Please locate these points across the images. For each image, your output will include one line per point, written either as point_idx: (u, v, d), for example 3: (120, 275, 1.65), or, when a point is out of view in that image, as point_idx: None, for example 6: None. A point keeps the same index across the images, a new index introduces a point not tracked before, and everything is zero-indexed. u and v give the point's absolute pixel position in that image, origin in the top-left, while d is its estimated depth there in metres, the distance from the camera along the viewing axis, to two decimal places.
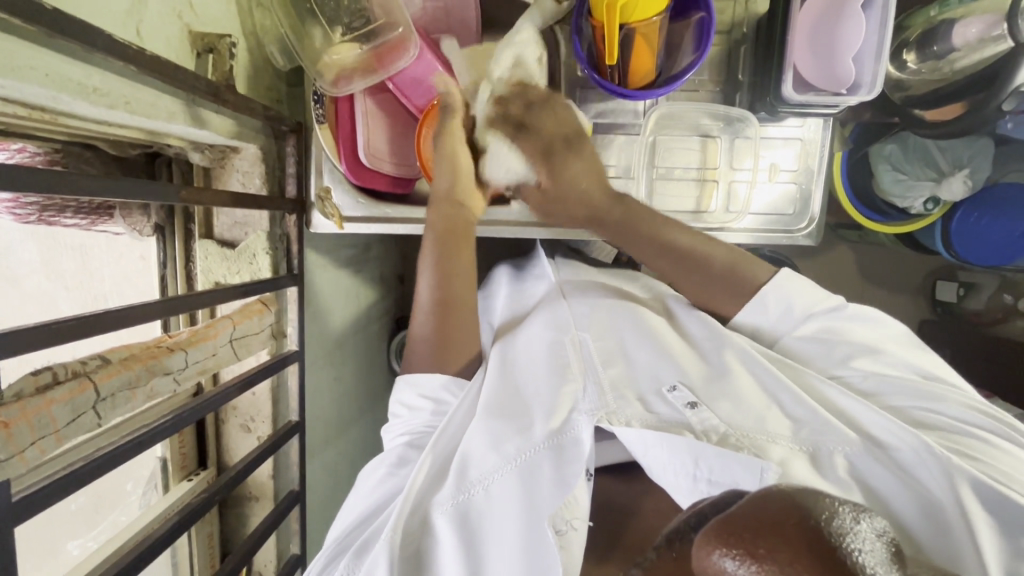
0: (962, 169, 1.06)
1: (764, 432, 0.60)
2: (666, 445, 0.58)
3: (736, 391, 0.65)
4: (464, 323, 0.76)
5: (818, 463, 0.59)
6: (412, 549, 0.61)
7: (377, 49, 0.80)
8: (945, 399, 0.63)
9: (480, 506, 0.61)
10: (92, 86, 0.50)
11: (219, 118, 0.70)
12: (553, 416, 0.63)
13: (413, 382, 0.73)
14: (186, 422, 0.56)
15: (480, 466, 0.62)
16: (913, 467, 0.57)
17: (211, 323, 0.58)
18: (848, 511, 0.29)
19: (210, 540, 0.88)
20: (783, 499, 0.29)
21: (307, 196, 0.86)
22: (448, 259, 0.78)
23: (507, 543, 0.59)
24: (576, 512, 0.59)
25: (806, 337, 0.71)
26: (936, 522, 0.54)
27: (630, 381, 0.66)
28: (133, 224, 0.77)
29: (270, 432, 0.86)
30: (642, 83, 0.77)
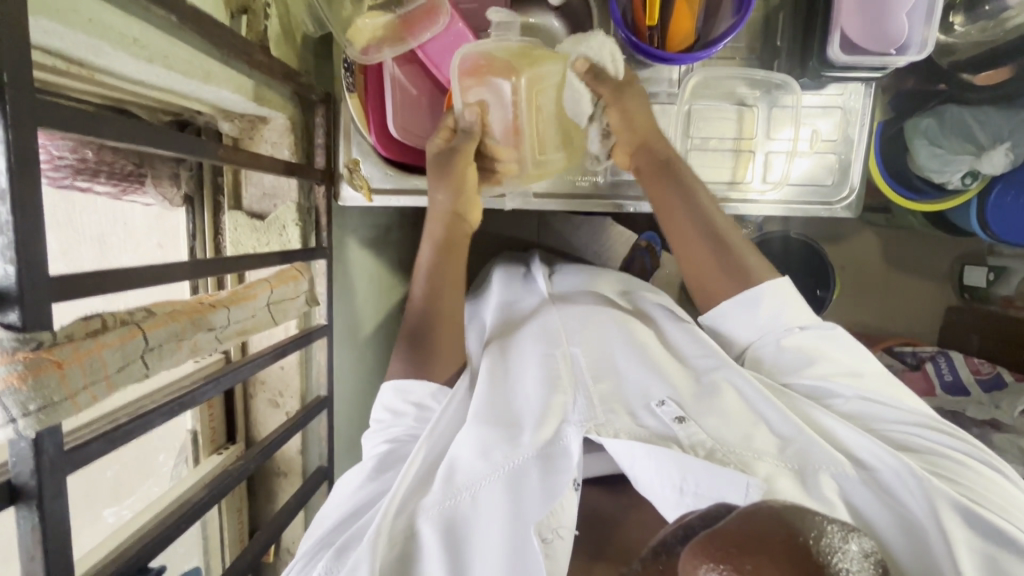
0: (1003, 142, 1.02)
1: (751, 450, 0.60)
2: (653, 456, 0.58)
3: (721, 407, 0.65)
4: (450, 332, 0.76)
5: (805, 481, 0.57)
6: (397, 553, 0.59)
7: (409, 15, 0.78)
8: (914, 426, 0.65)
9: (465, 513, 0.60)
10: (133, 38, 0.49)
11: (253, 83, 0.69)
12: (542, 425, 0.63)
13: (403, 389, 0.72)
14: (220, 387, 0.55)
15: (470, 471, 0.62)
16: (895, 489, 0.58)
17: (249, 284, 0.57)
18: (837, 531, 0.36)
19: (238, 515, 0.87)
20: (775, 521, 0.36)
21: (336, 168, 0.86)
22: (447, 259, 0.79)
23: (491, 553, 0.58)
24: (563, 520, 0.57)
25: (792, 350, 0.70)
26: (917, 546, 0.53)
27: (620, 396, 0.67)
28: (164, 194, 0.76)
29: (298, 407, 0.85)
30: (680, 48, 0.75)
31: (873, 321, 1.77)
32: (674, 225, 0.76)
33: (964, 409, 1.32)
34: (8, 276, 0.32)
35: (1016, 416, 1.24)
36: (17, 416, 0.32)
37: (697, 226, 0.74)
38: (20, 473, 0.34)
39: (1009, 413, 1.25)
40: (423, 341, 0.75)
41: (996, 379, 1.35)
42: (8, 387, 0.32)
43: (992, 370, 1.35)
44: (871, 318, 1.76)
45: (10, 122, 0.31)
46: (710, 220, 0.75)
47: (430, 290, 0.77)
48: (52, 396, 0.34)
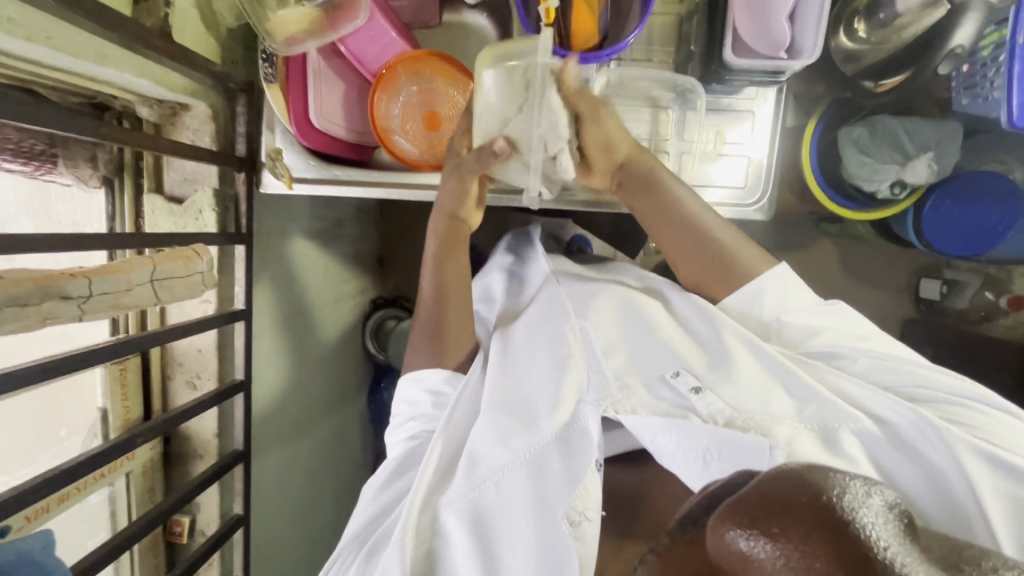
0: (927, 152, 1.05)
1: (769, 414, 0.60)
2: (671, 427, 0.59)
3: (738, 375, 0.64)
4: (460, 318, 0.81)
5: (827, 442, 0.58)
6: (426, 548, 0.65)
7: (328, 9, 0.81)
8: (933, 376, 0.64)
9: (489, 500, 0.65)
10: (8, 17, 0.51)
11: (161, 69, 0.71)
12: (556, 410, 0.65)
13: (418, 378, 0.80)
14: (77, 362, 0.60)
15: (491, 458, 0.66)
16: (918, 444, 0.57)
17: (128, 260, 0.58)
18: (860, 484, 0.25)
19: (151, 495, 0.88)
20: (792, 477, 0.25)
21: (259, 156, 0.88)
22: (450, 253, 0.82)
23: (522, 535, 0.62)
24: (588, 503, 0.59)
25: (797, 324, 0.70)
26: (942, 493, 0.55)
27: (634, 369, 0.67)
28: (80, 175, 0.77)
29: (214, 388, 0.87)
30: (585, 47, 0.77)
31: None
32: (659, 234, 0.76)
33: None
34: None
35: None
36: None
37: (695, 241, 0.74)
38: None
39: None
40: (432, 336, 0.81)
41: None
42: None
43: None
44: None
45: None
46: (701, 223, 0.74)
47: (437, 285, 0.82)
48: None
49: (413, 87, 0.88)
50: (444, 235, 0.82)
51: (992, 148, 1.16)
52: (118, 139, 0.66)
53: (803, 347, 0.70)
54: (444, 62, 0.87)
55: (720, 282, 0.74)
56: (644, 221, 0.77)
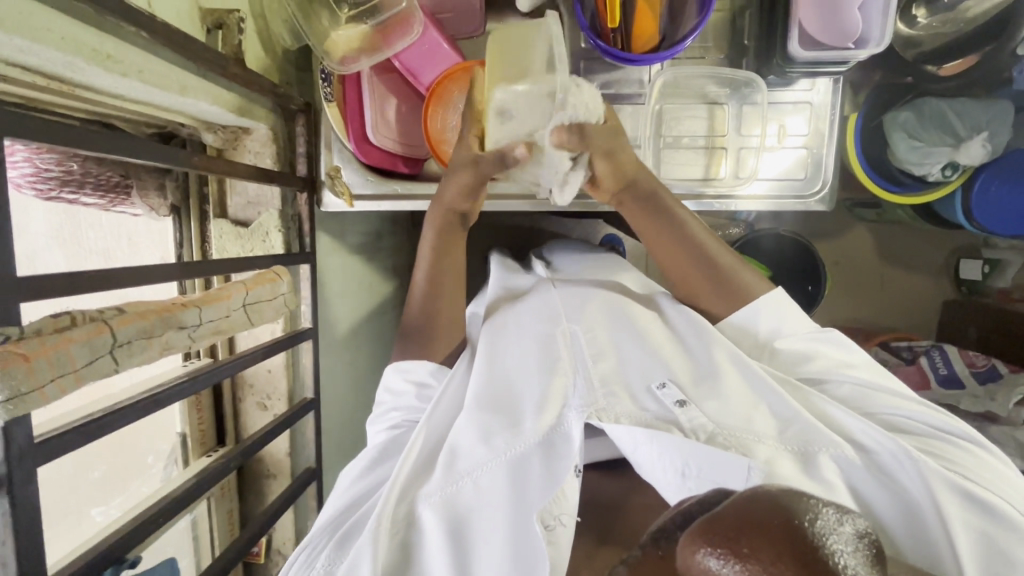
0: (980, 133, 1.04)
1: (751, 432, 0.63)
2: (654, 439, 0.61)
3: (723, 390, 0.67)
4: (450, 311, 0.82)
5: (805, 463, 0.62)
6: (399, 541, 0.66)
7: (383, 25, 0.82)
8: (910, 404, 0.67)
9: (467, 498, 0.66)
10: (106, 54, 0.52)
11: (231, 94, 0.72)
12: (543, 413, 0.66)
13: (403, 367, 0.80)
14: (203, 384, 0.60)
15: (471, 456, 0.66)
16: (898, 471, 0.61)
17: (224, 285, 0.59)
18: (832, 513, 0.30)
19: (229, 517, 0.89)
20: (770, 505, 0.29)
21: (318, 176, 0.88)
22: (447, 251, 0.82)
23: (494, 539, 0.64)
24: (564, 508, 0.62)
25: (792, 348, 0.71)
26: (911, 520, 0.59)
27: (620, 376, 0.69)
28: (151, 205, 0.79)
29: (284, 409, 0.88)
30: (645, 48, 0.77)
31: (870, 317, 1.77)
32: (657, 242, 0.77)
33: (958, 402, 1.32)
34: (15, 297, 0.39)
35: (1011, 407, 1.25)
36: None
37: (686, 250, 0.75)
38: None
39: (1004, 405, 1.26)
40: (424, 328, 0.82)
41: (991, 371, 1.35)
42: None
43: (987, 363, 1.36)
44: (867, 314, 1.77)
45: None
46: (697, 239, 0.75)
47: (432, 275, 0.82)
48: (18, 387, 0.36)
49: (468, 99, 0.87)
50: (441, 226, 0.81)
51: None
52: (203, 166, 0.66)
53: (796, 366, 0.71)
54: None
55: (716, 299, 0.74)
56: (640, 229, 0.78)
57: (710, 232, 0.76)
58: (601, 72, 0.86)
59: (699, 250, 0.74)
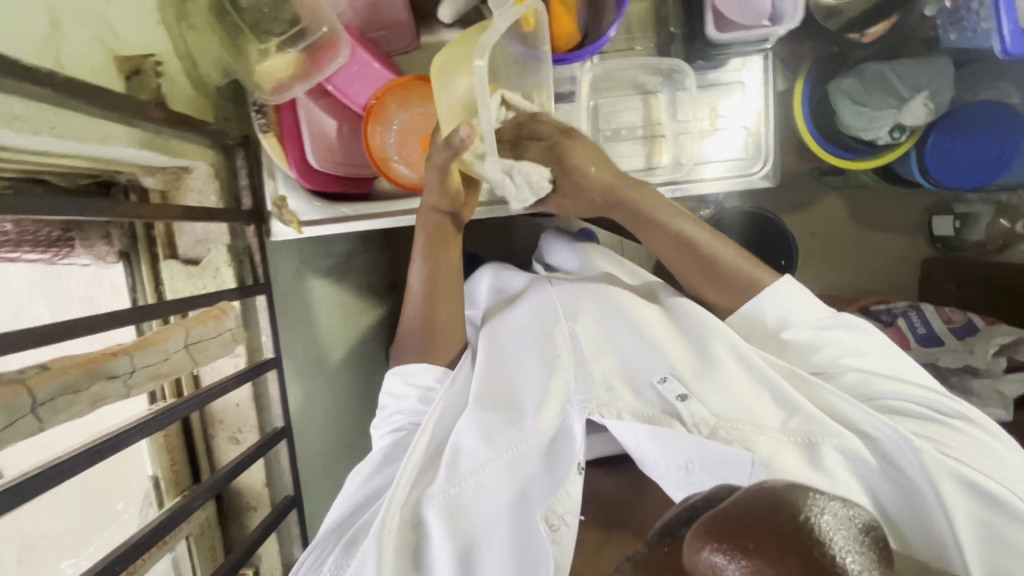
0: (921, 92, 1.04)
1: (752, 423, 0.63)
2: (656, 436, 0.62)
3: (722, 380, 0.67)
4: (448, 314, 0.84)
5: (808, 452, 0.61)
6: (405, 543, 0.67)
7: (311, 51, 0.82)
8: (918, 390, 0.65)
9: (469, 500, 0.67)
10: (13, 114, 0.52)
11: (161, 137, 0.72)
12: (543, 411, 0.68)
13: (405, 373, 0.82)
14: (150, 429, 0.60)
15: (474, 454, 0.69)
16: (901, 459, 0.60)
17: (161, 329, 0.59)
18: (830, 500, 0.28)
19: (213, 553, 0.89)
20: (769, 494, 0.28)
21: (264, 206, 0.89)
22: (438, 248, 0.84)
23: (496, 539, 0.65)
24: (567, 506, 0.61)
25: (803, 337, 0.70)
26: (907, 508, 0.58)
27: (621, 371, 0.71)
28: (97, 253, 0.79)
29: (256, 439, 0.88)
30: (567, 45, 0.78)
31: (851, 283, 1.77)
32: (672, 262, 0.78)
33: (937, 360, 1.32)
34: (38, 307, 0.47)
35: (990, 358, 1.25)
36: None
37: (693, 261, 0.76)
38: None
39: (983, 357, 1.27)
40: (427, 337, 0.83)
41: (968, 326, 1.35)
42: None
43: (964, 318, 1.36)
44: (847, 280, 1.77)
45: None
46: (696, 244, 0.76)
47: (428, 280, 0.83)
48: None
49: (405, 114, 0.88)
50: (432, 230, 0.83)
51: (987, 76, 1.15)
52: (132, 213, 0.67)
53: (807, 359, 0.70)
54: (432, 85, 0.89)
55: (727, 296, 0.75)
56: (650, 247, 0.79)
57: (704, 228, 0.76)
58: None
59: (677, 240, 0.76)
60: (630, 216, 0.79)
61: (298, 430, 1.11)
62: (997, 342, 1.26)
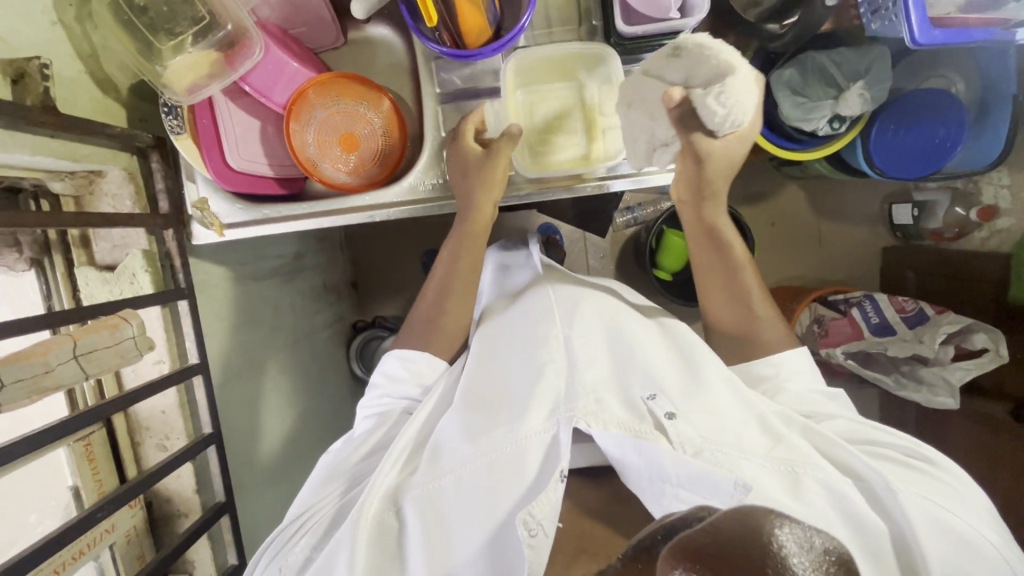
0: (858, 81, 1.03)
1: (738, 446, 0.65)
2: (641, 453, 0.64)
3: (709, 402, 0.71)
4: (456, 307, 0.88)
5: (795, 483, 0.62)
6: (379, 534, 0.69)
7: (223, 48, 0.80)
8: (900, 440, 0.71)
9: (446, 494, 0.70)
10: None
11: (60, 142, 0.71)
12: (528, 414, 0.72)
13: (403, 356, 0.87)
14: (27, 449, 0.64)
15: (455, 454, 0.72)
16: (885, 499, 0.63)
17: (42, 341, 0.58)
18: None
19: (142, 562, 0.88)
20: None
21: (184, 208, 0.88)
22: (460, 250, 0.87)
23: (471, 544, 0.66)
24: (545, 510, 0.63)
25: (795, 389, 0.78)
26: (885, 542, 0.61)
27: (611, 386, 0.74)
28: (2, 260, 0.77)
29: (184, 445, 0.87)
30: (478, 42, 0.76)
31: (812, 273, 1.77)
32: (711, 293, 0.85)
33: (886, 349, 1.29)
34: None
35: (937, 347, 1.24)
36: None
37: (734, 303, 0.84)
38: None
39: (931, 346, 1.25)
40: (432, 331, 0.89)
41: (919, 315, 1.33)
42: None
43: (916, 306, 1.33)
44: (809, 270, 1.77)
45: None
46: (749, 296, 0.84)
47: (447, 275, 0.88)
48: None
49: (326, 113, 0.87)
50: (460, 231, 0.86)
51: (930, 63, 1.14)
52: (21, 221, 0.65)
53: (800, 403, 0.77)
54: (352, 82, 0.87)
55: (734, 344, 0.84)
56: (701, 272, 0.86)
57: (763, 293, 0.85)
58: (455, 68, 0.86)
59: (739, 286, 0.83)
60: (714, 242, 0.84)
61: (241, 434, 1.10)
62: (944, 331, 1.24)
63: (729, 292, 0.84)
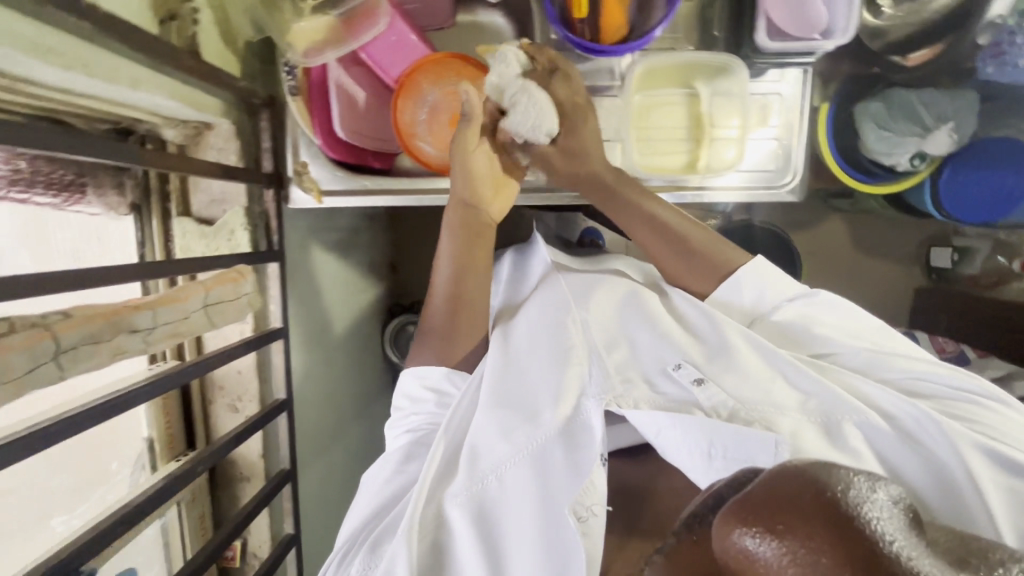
0: (947, 123, 1.05)
1: (772, 405, 0.63)
2: (675, 419, 0.61)
3: (739, 365, 0.68)
4: (475, 309, 0.77)
5: (829, 434, 0.61)
6: (428, 540, 0.65)
7: (349, 17, 0.79)
8: (928, 365, 0.67)
9: (492, 494, 0.66)
10: (46, 46, 0.49)
11: (189, 90, 0.70)
12: (559, 404, 0.67)
13: (422, 374, 0.75)
14: (157, 390, 0.58)
15: (493, 451, 0.67)
16: (919, 434, 0.60)
17: (181, 286, 0.57)
18: (864, 479, 0.24)
19: (201, 521, 0.88)
20: (797, 477, 0.25)
21: (284, 171, 0.86)
22: (473, 243, 0.77)
23: (524, 529, 0.63)
24: (595, 498, 0.61)
25: (788, 316, 0.72)
26: (933, 481, 0.58)
27: (635, 364, 0.70)
28: (108, 202, 0.76)
29: (257, 410, 0.86)
30: (613, 40, 0.77)
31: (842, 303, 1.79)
32: (646, 242, 0.79)
33: None
34: None
35: None
36: None
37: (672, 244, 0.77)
38: None
39: None
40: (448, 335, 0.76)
41: (959, 356, 1.37)
42: None
43: (957, 348, 1.38)
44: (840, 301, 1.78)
45: None
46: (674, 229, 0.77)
47: (458, 274, 0.76)
48: None
49: (437, 93, 0.86)
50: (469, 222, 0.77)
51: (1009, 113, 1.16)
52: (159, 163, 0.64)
53: (806, 344, 0.72)
54: (468, 63, 0.86)
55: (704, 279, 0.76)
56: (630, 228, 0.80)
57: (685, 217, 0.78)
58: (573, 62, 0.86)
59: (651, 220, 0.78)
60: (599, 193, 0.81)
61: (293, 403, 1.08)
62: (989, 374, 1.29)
63: (657, 226, 0.78)
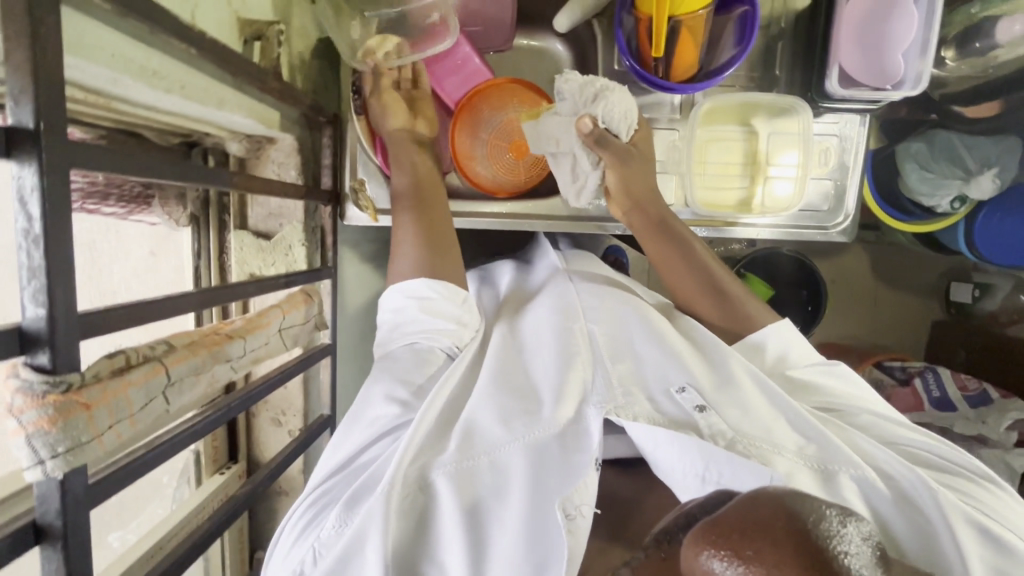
0: (991, 168, 1.05)
1: (770, 442, 0.57)
2: (676, 439, 0.54)
3: (743, 400, 0.61)
4: (447, 245, 0.72)
5: (825, 480, 0.55)
6: (408, 506, 0.52)
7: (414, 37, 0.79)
8: (927, 437, 0.63)
9: (483, 481, 0.53)
10: (152, 70, 0.50)
11: (264, 108, 0.71)
12: (563, 401, 0.58)
13: (404, 287, 0.67)
14: (233, 412, 0.58)
15: (483, 438, 0.56)
16: (917, 500, 0.55)
17: (263, 313, 0.66)
18: (836, 514, 0.28)
19: (239, 534, 0.87)
20: (775, 502, 0.29)
21: (341, 188, 0.85)
22: (424, 194, 0.75)
23: (507, 533, 0.51)
24: (585, 497, 0.51)
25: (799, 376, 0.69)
26: (919, 550, 0.53)
27: (638, 379, 0.63)
28: (170, 213, 0.76)
29: (301, 426, 0.86)
30: (683, 77, 0.78)
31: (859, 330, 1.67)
32: (676, 280, 0.77)
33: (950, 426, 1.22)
34: (38, 317, 0.35)
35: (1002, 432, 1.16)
36: (46, 457, 0.37)
37: (704, 281, 0.75)
38: (47, 512, 0.38)
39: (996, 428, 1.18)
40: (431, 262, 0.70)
41: (980, 395, 1.27)
42: (39, 430, 0.36)
43: (978, 386, 1.26)
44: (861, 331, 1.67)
45: (45, 168, 0.33)
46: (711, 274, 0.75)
47: (422, 222, 0.73)
48: (79, 437, 0.38)
49: (498, 118, 0.86)
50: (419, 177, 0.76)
51: None
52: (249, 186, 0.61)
53: (811, 393, 0.68)
54: (531, 90, 0.86)
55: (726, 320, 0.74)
56: (659, 264, 0.78)
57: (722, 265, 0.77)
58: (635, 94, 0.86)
59: (693, 260, 0.75)
60: (647, 227, 0.78)
61: None
62: (1012, 417, 1.17)
63: (689, 257, 0.76)
